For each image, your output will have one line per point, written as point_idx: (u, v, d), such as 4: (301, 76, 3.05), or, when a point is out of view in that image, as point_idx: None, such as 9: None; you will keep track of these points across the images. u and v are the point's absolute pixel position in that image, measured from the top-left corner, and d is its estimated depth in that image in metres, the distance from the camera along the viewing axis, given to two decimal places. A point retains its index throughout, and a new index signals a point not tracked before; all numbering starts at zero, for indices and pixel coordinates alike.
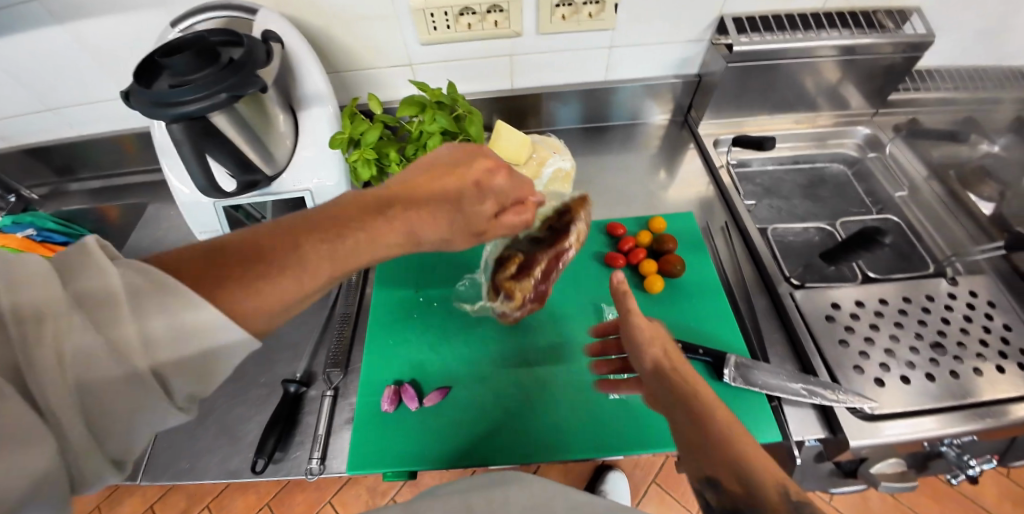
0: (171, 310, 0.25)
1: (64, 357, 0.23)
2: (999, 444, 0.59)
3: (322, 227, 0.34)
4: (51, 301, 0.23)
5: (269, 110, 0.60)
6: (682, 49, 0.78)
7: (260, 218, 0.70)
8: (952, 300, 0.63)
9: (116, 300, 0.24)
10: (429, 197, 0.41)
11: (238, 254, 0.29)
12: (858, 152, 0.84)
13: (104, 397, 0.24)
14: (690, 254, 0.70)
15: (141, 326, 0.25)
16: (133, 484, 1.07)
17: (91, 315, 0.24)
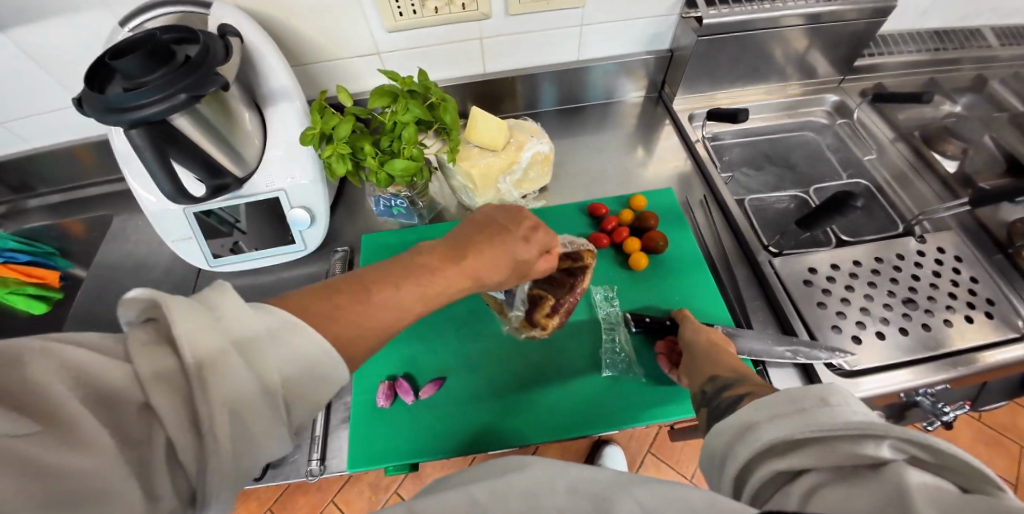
0: (296, 336, 0.28)
1: (218, 394, 0.24)
2: (970, 391, 0.62)
3: (416, 274, 0.40)
4: (212, 339, 0.24)
5: (233, 109, 0.58)
6: (652, 24, 0.77)
7: (234, 223, 0.67)
8: (921, 257, 0.66)
9: (258, 343, 0.26)
10: (494, 249, 0.47)
11: (352, 292, 0.35)
12: (827, 119, 0.86)
13: (246, 431, 0.25)
14: (672, 229, 0.71)
15: (276, 353, 0.27)
16: None
17: (241, 342, 0.25)
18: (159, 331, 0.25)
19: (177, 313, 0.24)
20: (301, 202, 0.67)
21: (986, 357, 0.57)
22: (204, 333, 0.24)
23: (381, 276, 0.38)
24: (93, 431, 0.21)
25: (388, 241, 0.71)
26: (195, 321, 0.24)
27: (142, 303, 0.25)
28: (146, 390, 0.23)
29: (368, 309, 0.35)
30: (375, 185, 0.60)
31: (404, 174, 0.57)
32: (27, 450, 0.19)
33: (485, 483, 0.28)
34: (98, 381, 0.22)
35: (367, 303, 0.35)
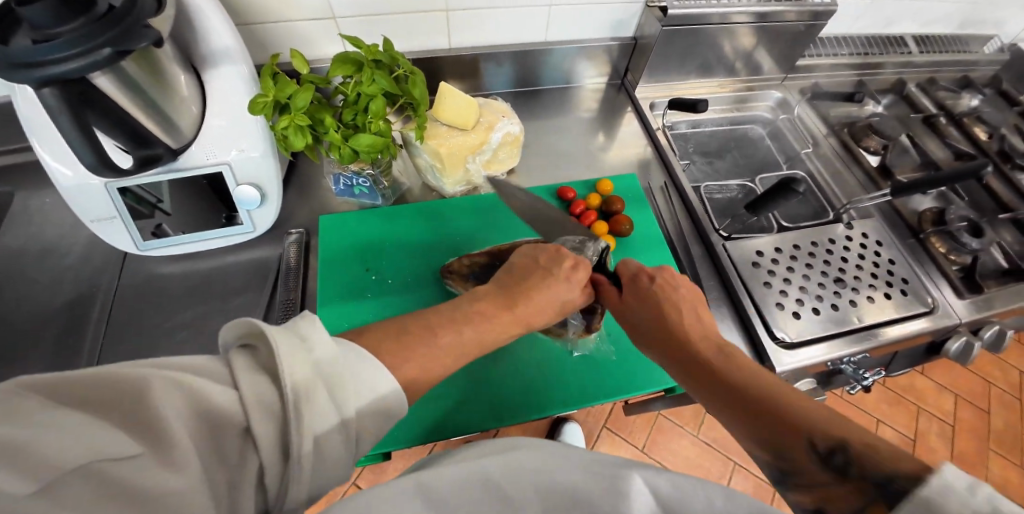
0: (372, 377, 0.29)
1: (301, 425, 0.24)
2: (884, 358, 0.72)
3: (469, 321, 0.40)
4: (306, 373, 0.25)
5: (162, 67, 0.50)
6: (618, 11, 0.78)
7: (155, 202, 0.59)
8: (848, 241, 0.73)
9: (340, 374, 0.27)
10: (542, 293, 0.46)
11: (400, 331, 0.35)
12: (770, 114, 0.93)
13: (325, 457, 0.26)
14: (636, 212, 0.73)
15: (351, 389, 0.27)
16: None
17: (329, 378, 0.26)
18: (261, 358, 0.26)
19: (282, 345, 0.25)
20: (248, 178, 0.61)
21: (898, 328, 0.66)
22: (303, 369, 0.25)
23: (446, 325, 0.39)
24: (189, 447, 0.21)
25: (348, 223, 0.67)
26: (294, 356, 0.25)
27: (247, 328, 0.27)
28: (248, 415, 0.23)
29: (433, 364, 0.35)
30: (335, 160, 0.55)
31: (370, 150, 0.53)
32: (130, 470, 0.19)
33: (498, 462, 0.30)
34: (204, 402, 0.22)
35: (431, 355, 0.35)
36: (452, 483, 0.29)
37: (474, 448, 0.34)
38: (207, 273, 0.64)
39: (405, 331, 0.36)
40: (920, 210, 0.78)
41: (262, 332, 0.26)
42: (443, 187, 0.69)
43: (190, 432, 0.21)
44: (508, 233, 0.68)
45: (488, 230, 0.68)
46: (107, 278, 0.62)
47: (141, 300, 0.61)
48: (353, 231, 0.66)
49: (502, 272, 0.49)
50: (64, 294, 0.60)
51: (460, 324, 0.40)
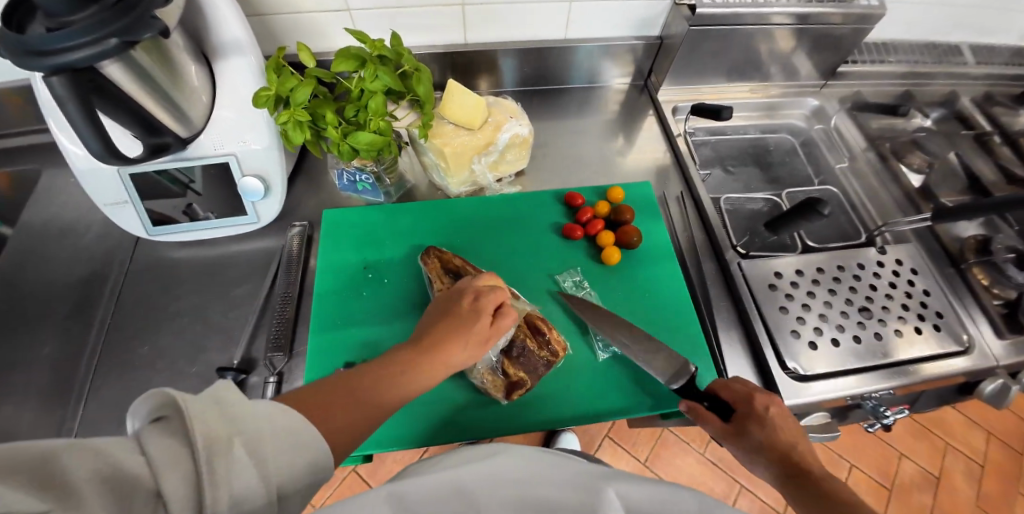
0: (299, 440, 0.27)
1: (222, 482, 0.22)
2: (909, 396, 0.66)
3: (393, 372, 0.39)
4: (220, 432, 0.23)
5: (173, 58, 0.51)
6: (644, 8, 0.74)
7: (187, 183, 0.60)
8: (879, 267, 0.68)
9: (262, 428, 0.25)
10: (450, 338, 0.44)
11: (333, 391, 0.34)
12: (805, 123, 0.87)
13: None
14: (647, 223, 0.69)
15: (275, 443, 0.26)
16: None
17: (249, 439, 0.24)
18: (176, 428, 0.22)
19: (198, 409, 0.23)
20: (253, 169, 0.61)
21: (935, 366, 0.61)
22: (218, 425, 0.23)
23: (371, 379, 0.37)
24: None
25: (348, 218, 0.66)
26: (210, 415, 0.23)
27: (160, 400, 0.23)
28: (160, 477, 0.20)
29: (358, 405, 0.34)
30: (337, 158, 0.55)
31: (369, 148, 0.52)
32: None
33: (468, 471, 0.30)
34: (112, 469, 0.20)
35: (352, 403, 0.34)
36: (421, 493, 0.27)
37: (458, 455, 0.34)
38: (212, 262, 0.65)
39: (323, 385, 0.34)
40: (964, 236, 0.72)
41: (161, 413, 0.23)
42: (448, 186, 0.68)
43: (96, 492, 0.19)
44: (511, 238, 0.66)
45: (491, 232, 0.66)
46: (117, 262, 0.63)
47: (148, 283, 0.62)
48: (355, 227, 0.66)
49: (426, 321, 0.48)
50: (78, 275, 0.62)
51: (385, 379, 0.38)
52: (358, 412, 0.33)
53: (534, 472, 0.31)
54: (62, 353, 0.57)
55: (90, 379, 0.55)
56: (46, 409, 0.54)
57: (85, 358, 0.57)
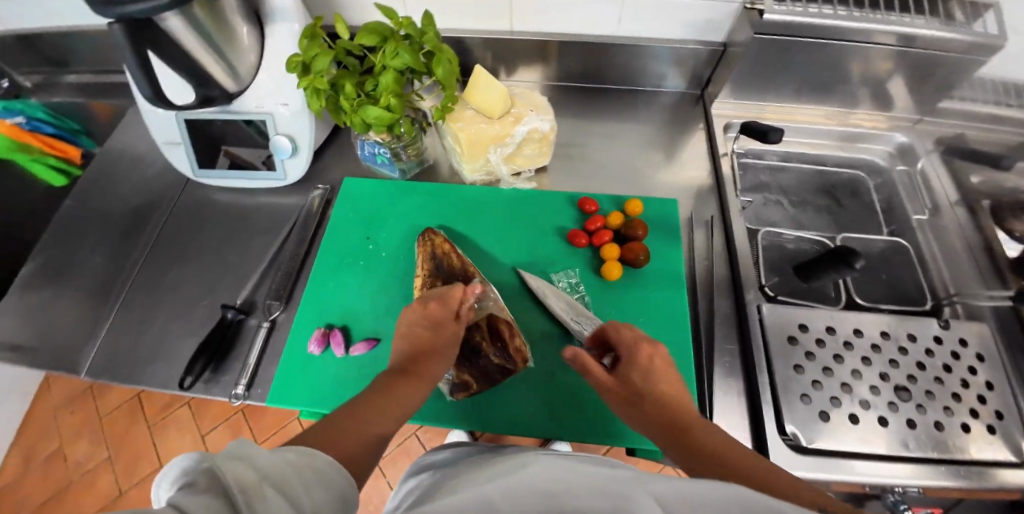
0: (323, 483, 0.25)
1: None
2: (943, 501, 0.55)
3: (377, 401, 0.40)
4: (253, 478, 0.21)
5: (226, 19, 0.55)
6: (708, 10, 0.67)
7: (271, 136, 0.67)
8: (936, 344, 0.57)
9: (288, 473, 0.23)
10: (428, 351, 0.46)
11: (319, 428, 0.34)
12: (886, 161, 0.75)
13: None
14: (660, 244, 0.65)
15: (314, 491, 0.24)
16: (108, 385, 1.13)
17: (280, 484, 0.22)
18: (205, 485, 0.20)
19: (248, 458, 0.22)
20: (286, 130, 0.66)
21: (996, 476, 0.49)
22: (248, 471, 0.21)
23: (370, 403, 0.39)
24: None
25: (365, 188, 0.69)
26: (238, 463, 0.21)
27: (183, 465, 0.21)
28: None
29: (366, 427, 0.36)
30: (351, 129, 0.56)
31: (379, 123, 0.54)
32: None
33: (505, 483, 0.26)
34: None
35: (360, 427, 0.36)
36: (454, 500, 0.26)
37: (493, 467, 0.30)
38: (243, 209, 0.71)
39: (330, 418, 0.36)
40: None
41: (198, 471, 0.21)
42: (464, 172, 0.68)
43: None
44: (512, 234, 0.65)
45: (495, 225, 0.65)
46: (170, 195, 0.72)
47: (190, 217, 0.70)
48: (368, 198, 0.68)
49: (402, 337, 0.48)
50: (140, 202, 0.72)
51: (376, 401, 0.40)
52: (369, 431, 0.36)
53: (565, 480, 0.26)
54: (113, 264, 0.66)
55: (127, 291, 0.64)
56: (91, 311, 0.63)
57: (128, 273, 0.66)
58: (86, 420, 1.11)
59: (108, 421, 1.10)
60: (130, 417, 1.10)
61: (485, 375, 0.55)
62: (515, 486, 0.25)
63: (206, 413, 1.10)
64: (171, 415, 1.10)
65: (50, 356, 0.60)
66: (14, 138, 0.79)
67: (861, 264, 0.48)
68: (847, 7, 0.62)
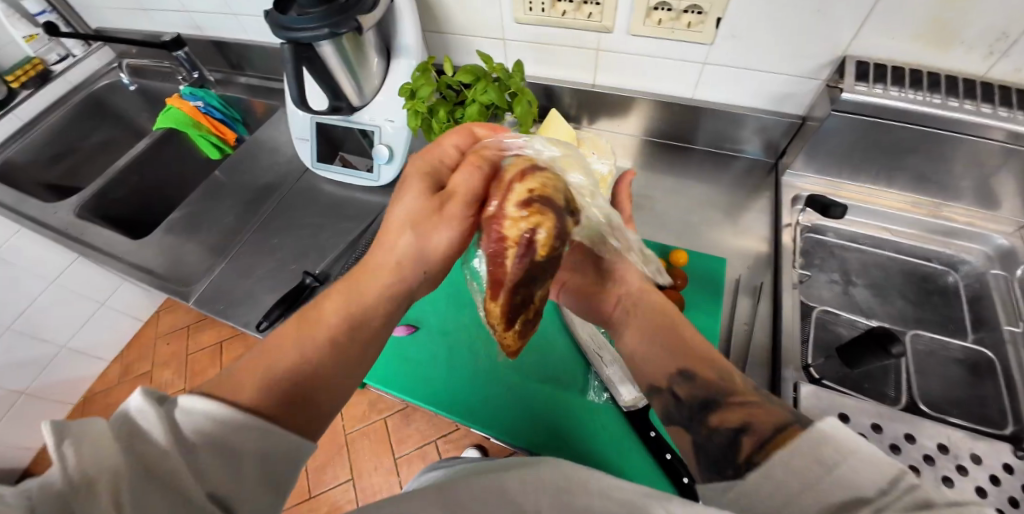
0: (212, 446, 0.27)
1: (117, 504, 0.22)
2: None
3: (304, 321, 0.36)
4: (106, 467, 0.23)
5: (365, 51, 0.70)
6: (787, 84, 0.69)
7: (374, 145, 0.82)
8: (1003, 472, 0.50)
9: (161, 447, 0.25)
10: (399, 251, 0.41)
11: (243, 373, 0.31)
12: (981, 263, 0.68)
13: None
14: (700, 298, 0.67)
15: (212, 468, 0.26)
16: (208, 322, 1.34)
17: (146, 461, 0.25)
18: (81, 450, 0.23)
19: (82, 473, 0.22)
20: (387, 141, 0.78)
21: None
22: (102, 454, 0.23)
23: (286, 337, 0.35)
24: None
25: None
26: (97, 446, 0.24)
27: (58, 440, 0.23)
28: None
29: (289, 355, 0.33)
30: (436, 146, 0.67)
31: None
32: None
33: (517, 474, 0.29)
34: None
35: (278, 359, 0.33)
36: (469, 493, 0.28)
37: (502, 462, 0.33)
38: (340, 199, 0.85)
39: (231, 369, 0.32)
40: None
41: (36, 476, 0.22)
42: None
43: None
44: None
45: None
46: (290, 179, 0.89)
47: (299, 198, 0.86)
48: None
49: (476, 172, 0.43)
50: (267, 180, 0.90)
51: (311, 320, 0.36)
52: (271, 367, 0.32)
53: (568, 478, 0.29)
54: (234, 225, 0.84)
55: (239, 248, 0.80)
56: (212, 255, 0.81)
57: (243, 234, 0.83)
58: (177, 353, 1.32)
59: (194, 357, 1.30)
60: (210, 359, 1.29)
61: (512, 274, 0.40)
62: (527, 484, 0.28)
63: None
64: None
65: (176, 284, 0.77)
66: (192, 118, 1.02)
67: (902, 353, 0.46)
68: (941, 94, 0.59)
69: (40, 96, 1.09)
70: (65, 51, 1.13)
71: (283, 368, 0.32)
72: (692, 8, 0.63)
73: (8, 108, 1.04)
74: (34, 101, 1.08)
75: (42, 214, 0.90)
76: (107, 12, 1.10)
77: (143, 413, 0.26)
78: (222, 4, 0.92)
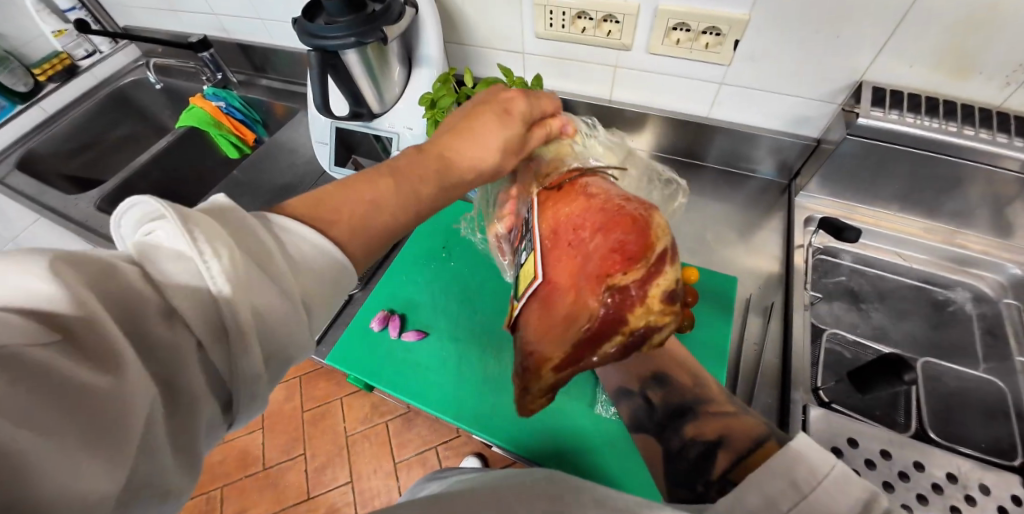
0: (303, 250, 0.29)
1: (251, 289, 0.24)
2: None
3: (397, 175, 0.38)
4: (236, 251, 0.24)
5: (388, 60, 0.71)
6: (803, 106, 0.70)
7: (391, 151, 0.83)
8: (1013, 505, 0.49)
9: (266, 244, 0.26)
10: (483, 153, 0.44)
11: (340, 205, 0.33)
12: (994, 292, 0.68)
13: (276, 322, 0.25)
14: (709, 316, 0.68)
15: (305, 276, 0.28)
16: None
17: (256, 253, 0.26)
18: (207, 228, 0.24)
19: (225, 252, 0.23)
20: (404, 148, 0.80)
21: None
22: (222, 240, 0.24)
23: (384, 183, 0.36)
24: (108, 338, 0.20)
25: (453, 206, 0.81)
26: (215, 231, 0.24)
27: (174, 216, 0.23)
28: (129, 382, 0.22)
29: (378, 206, 0.35)
30: None
31: None
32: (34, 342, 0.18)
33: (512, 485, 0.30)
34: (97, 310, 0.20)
35: (373, 211, 0.35)
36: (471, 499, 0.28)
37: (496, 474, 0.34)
38: None
39: (327, 193, 0.33)
40: None
41: (159, 242, 0.23)
42: None
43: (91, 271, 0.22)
44: None
45: None
46: (307, 181, 0.91)
47: None
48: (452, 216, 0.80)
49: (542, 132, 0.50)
50: (284, 181, 0.91)
51: (400, 174, 0.38)
52: (366, 217, 0.34)
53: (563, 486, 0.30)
54: None
55: None
56: None
57: None
58: None
59: None
60: None
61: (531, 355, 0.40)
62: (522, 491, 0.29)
63: None
64: None
65: None
66: (214, 117, 1.04)
67: (914, 379, 0.46)
68: (958, 122, 0.60)
69: (67, 90, 1.12)
70: (91, 48, 1.16)
71: (372, 224, 0.34)
72: (710, 30, 0.64)
73: (36, 100, 1.06)
74: (61, 94, 1.11)
75: (65, 206, 0.92)
76: (137, 11, 1.13)
77: (230, 212, 0.26)
78: (249, 9, 0.95)
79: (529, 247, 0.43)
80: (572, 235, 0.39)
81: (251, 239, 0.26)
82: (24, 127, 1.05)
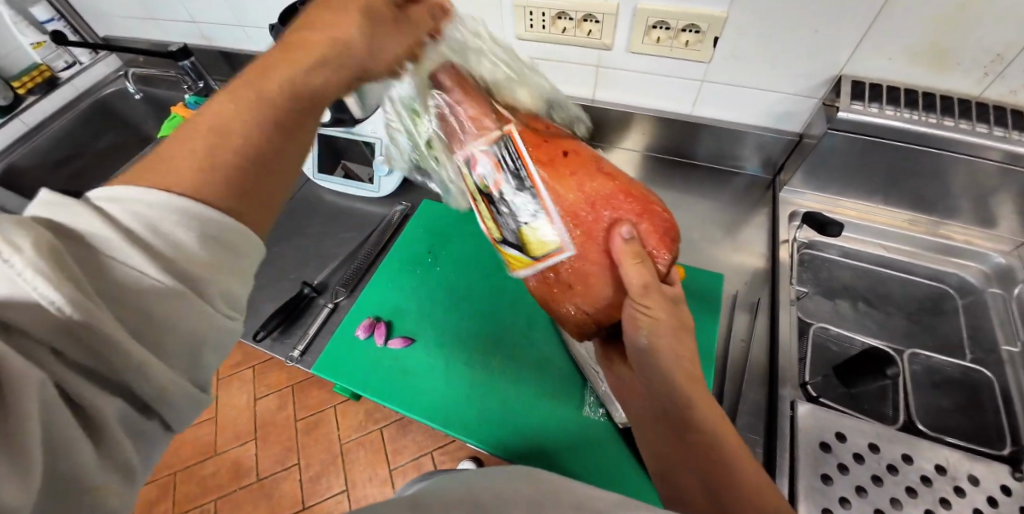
0: (153, 207, 0.23)
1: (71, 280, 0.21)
2: None
3: (241, 91, 0.29)
4: (47, 246, 0.21)
5: None
6: (784, 101, 0.70)
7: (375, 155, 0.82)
8: (1003, 495, 0.49)
9: (96, 226, 0.22)
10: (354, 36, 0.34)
11: (184, 151, 0.26)
12: (979, 281, 0.69)
13: (136, 308, 0.22)
14: (697, 313, 0.67)
15: (176, 240, 0.24)
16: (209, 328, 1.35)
17: (90, 238, 0.22)
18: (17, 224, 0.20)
19: (31, 242, 0.20)
20: (388, 153, 0.79)
21: None
22: (30, 235, 0.20)
23: (229, 104, 0.28)
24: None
25: (439, 211, 0.81)
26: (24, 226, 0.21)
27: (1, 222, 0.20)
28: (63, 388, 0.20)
29: (232, 136, 0.27)
30: None
31: None
32: None
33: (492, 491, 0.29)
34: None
35: (215, 143, 0.27)
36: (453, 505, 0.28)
37: (473, 474, 0.33)
38: (341, 209, 0.86)
39: (162, 149, 0.27)
40: None
41: None
42: None
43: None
44: None
45: None
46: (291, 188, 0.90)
47: (298, 208, 0.87)
48: (438, 221, 0.80)
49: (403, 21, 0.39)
50: None
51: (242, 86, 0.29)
52: (211, 153, 0.26)
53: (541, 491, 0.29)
54: None
55: None
56: None
57: None
58: None
59: None
60: None
61: (579, 313, 0.50)
62: (503, 493, 0.28)
63: (264, 378, 1.26)
64: (238, 372, 1.28)
65: None
66: None
67: (897, 373, 0.46)
68: (938, 114, 0.60)
69: (47, 102, 1.10)
70: (71, 59, 1.15)
71: (226, 155, 0.27)
72: (690, 28, 0.64)
73: (14, 113, 1.05)
74: (41, 106, 1.09)
75: None
76: (117, 20, 1.12)
77: (58, 204, 0.23)
78: (229, 16, 0.94)
79: (536, 206, 0.46)
80: (604, 222, 0.46)
81: (85, 225, 0.22)
82: (3, 141, 1.04)
